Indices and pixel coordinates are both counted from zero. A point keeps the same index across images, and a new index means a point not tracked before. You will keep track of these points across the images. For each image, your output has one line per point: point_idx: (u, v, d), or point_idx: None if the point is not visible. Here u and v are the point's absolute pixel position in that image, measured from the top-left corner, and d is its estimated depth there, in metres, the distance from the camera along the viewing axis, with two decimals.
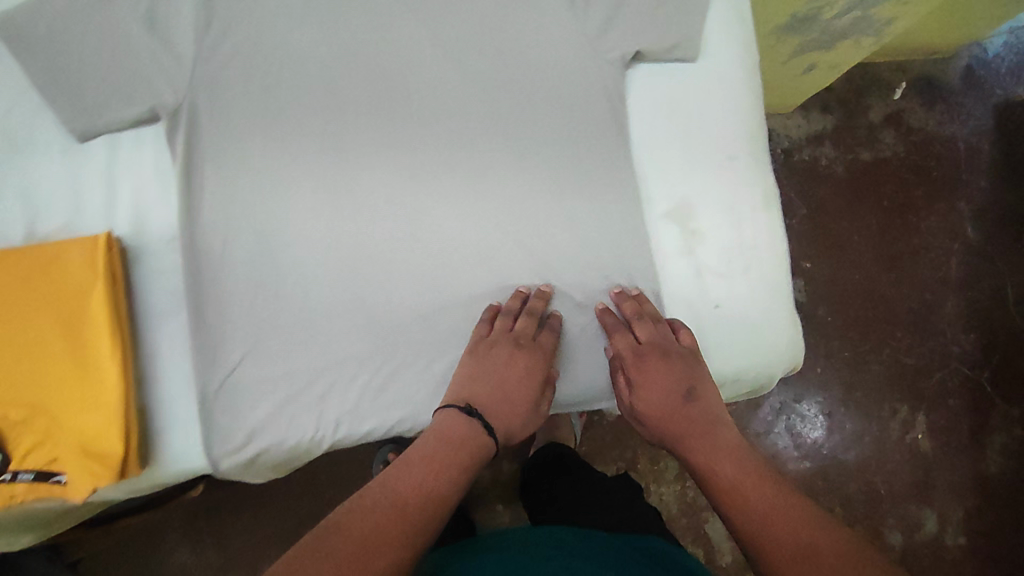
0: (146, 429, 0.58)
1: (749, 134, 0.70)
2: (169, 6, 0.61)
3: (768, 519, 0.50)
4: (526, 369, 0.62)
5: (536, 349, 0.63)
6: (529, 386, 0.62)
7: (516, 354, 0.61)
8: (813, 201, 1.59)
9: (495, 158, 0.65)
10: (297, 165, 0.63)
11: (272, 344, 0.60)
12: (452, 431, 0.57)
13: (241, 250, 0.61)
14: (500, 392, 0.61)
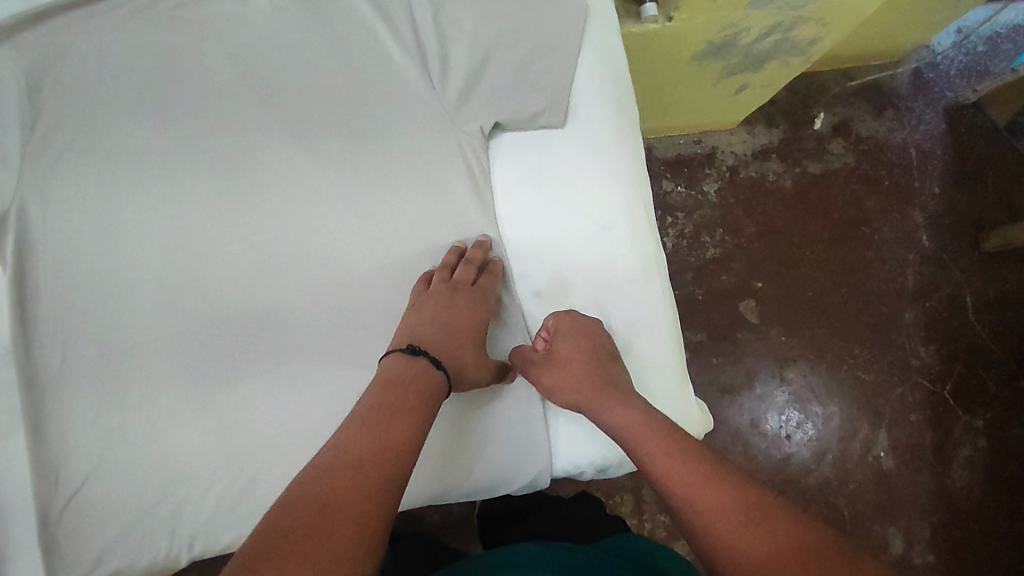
0: None
1: (624, 199, 0.67)
2: None
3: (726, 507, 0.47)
4: (470, 310, 0.61)
5: (478, 292, 0.62)
6: (470, 330, 0.61)
7: (455, 298, 0.61)
8: (762, 217, 1.55)
9: (352, 243, 0.63)
10: (146, 264, 0.61)
11: (117, 460, 0.58)
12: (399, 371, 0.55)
13: (85, 362, 0.60)
14: (444, 338, 0.59)
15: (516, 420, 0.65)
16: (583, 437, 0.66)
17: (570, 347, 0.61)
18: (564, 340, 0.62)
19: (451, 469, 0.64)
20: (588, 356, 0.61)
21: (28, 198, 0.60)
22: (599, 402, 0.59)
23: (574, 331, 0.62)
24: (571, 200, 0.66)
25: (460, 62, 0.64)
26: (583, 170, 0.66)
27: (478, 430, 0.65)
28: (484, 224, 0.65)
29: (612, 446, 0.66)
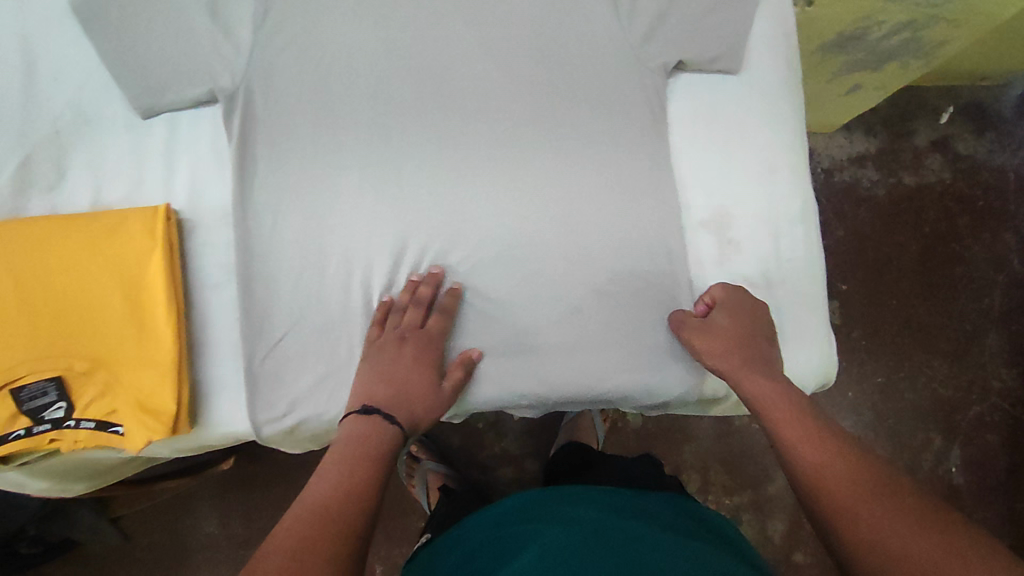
0: (195, 390, 0.63)
1: (789, 147, 0.71)
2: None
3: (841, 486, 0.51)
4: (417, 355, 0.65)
5: (424, 338, 0.66)
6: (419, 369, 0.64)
7: (404, 348, 0.65)
8: (852, 222, 1.57)
9: (535, 156, 0.69)
10: (350, 155, 0.67)
11: (315, 320, 0.66)
12: (356, 433, 0.59)
13: (292, 235, 0.66)
14: (399, 385, 0.64)
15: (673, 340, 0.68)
16: None
17: (729, 318, 0.65)
18: (726, 311, 0.65)
19: (604, 374, 0.67)
20: (743, 329, 0.64)
21: (255, 83, 0.67)
22: (744, 371, 0.63)
23: (732, 305, 0.66)
24: (740, 142, 0.70)
25: (650, 1, 0.69)
26: (753, 116, 0.71)
27: (641, 346, 0.68)
28: (655, 153, 0.69)
29: None
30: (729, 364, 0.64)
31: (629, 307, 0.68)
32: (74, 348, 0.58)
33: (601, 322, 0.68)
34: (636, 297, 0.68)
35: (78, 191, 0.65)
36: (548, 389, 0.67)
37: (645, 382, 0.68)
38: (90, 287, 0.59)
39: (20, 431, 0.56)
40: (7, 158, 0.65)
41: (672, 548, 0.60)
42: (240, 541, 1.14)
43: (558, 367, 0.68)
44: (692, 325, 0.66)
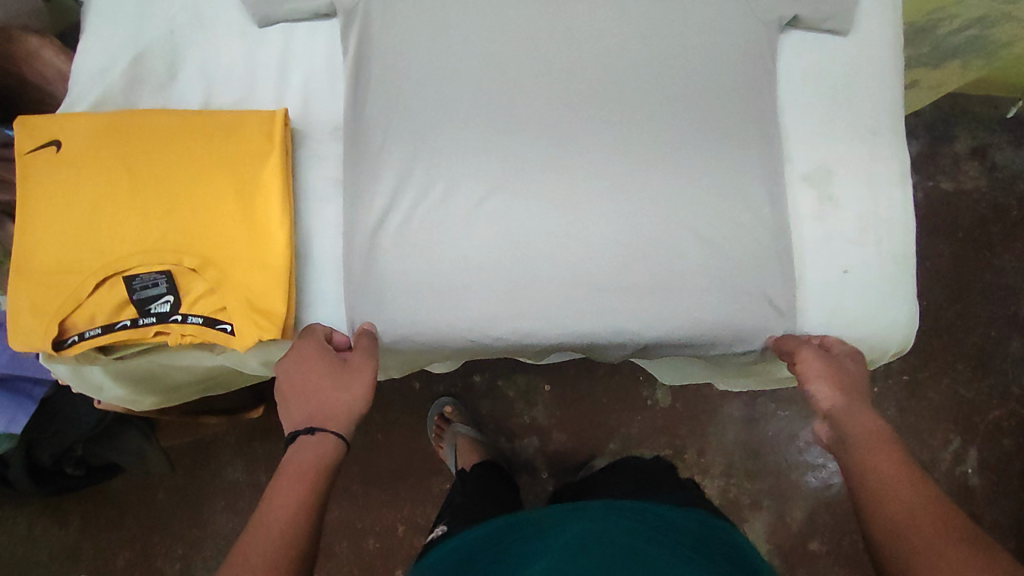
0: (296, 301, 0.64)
1: (891, 112, 0.71)
2: None
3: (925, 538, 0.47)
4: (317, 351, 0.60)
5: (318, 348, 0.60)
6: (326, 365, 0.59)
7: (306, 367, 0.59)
8: None
9: (645, 97, 0.68)
10: (460, 79, 0.66)
11: (418, 239, 0.65)
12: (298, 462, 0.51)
13: (399, 154, 0.65)
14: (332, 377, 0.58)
15: (773, 290, 0.68)
16: (831, 311, 0.69)
17: (850, 361, 0.65)
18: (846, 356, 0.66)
19: (698, 316, 0.67)
20: (860, 379, 0.64)
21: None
22: (846, 410, 0.61)
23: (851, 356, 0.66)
24: (845, 101, 0.71)
25: None
26: (858, 77, 0.71)
27: (739, 295, 0.67)
28: (762, 105, 0.69)
29: (855, 324, 0.69)
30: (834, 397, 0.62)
31: (732, 254, 0.67)
32: (186, 243, 0.57)
33: (704, 265, 0.67)
34: (743, 244, 0.67)
35: (188, 93, 0.65)
36: (644, 329, 0.67)
37: (740, 327, 0.68)
38: (204, 183, 0.58)
39: (126, 321, 0.56)
40: (121, 52, 0.64)
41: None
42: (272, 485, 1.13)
43: (656, 309, 0.67)
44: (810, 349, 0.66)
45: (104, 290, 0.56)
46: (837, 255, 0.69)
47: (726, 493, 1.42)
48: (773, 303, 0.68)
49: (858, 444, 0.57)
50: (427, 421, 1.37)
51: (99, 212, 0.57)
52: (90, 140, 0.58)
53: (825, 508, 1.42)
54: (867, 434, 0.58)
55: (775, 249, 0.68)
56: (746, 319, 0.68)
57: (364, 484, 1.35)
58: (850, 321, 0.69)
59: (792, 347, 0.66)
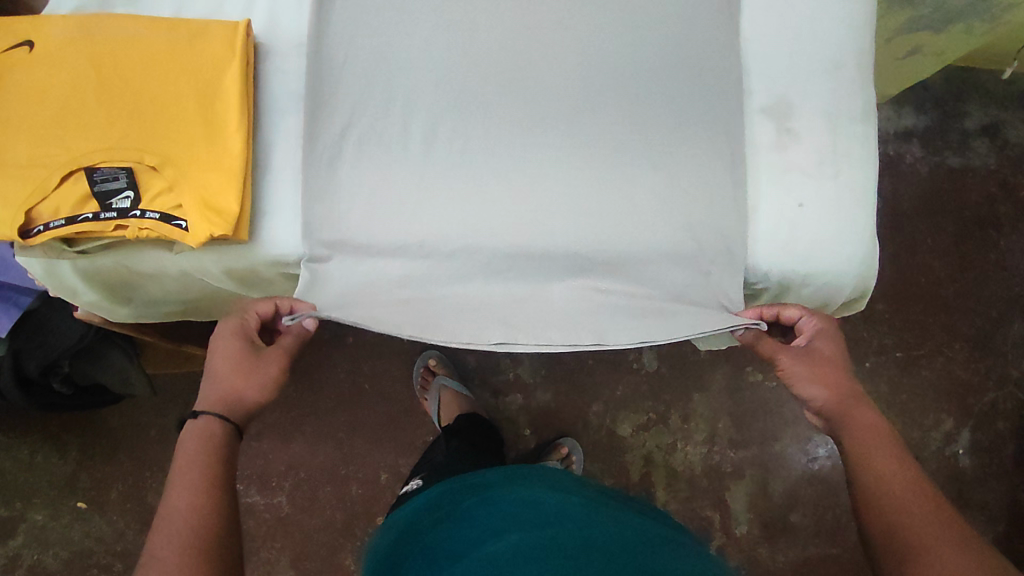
0: (254, 211, 0.66)
1: (858, 47, 0.70)
2: None
3: (893, 509, 0.55)
4: (243, 330, 0.67)
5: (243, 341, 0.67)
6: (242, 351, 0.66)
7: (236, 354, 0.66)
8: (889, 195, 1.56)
9: (605, 27, 0.69)
10: (425, 5, 0.69)
11: (374, 156, 0.67)
12: (207, 438, 0.60)
13: (364, 72, 0.67)
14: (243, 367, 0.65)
15: (724, 219, 0.68)
16: (784, 242, 0.69)
17: (825, 345, 0.69)
18: (820, 339, 0.70)
19: (644, 239, 0.67)
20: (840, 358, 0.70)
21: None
22: (851, 403, 0.65)
23: (825, 335, 0.71)
24: (810, 35, 0.71)
25: None
26: (825, 10, 0.71)
27: (691, 223, 0.68)
28: (727, 36, 0.70)
29: (809, 256, 0.69)
30: (827, 393, 0.67)
31: (686, 179, 0.68)
32: (147, 142, 0.60)
33: (656, 187, 0.67)
34: (696, 169, 0.68)
35: (160, 4, 0.67)
36: (594, 249, 0.67)
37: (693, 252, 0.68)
38: (167, 86, 0.61)
39: (87, 215, 0.59)
40: None
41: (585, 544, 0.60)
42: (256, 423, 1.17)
43: (607, 230, 0.67)
44: (786, 348, 0.70)
45: (67, 185, 0.59)
46: (791, 189, 0.69)
47: (710, 462, 1.39)
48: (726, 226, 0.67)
49: (851, 434, 0.63)
50: (415, 372, 1.37)
51: (68, 109, 0.60)
52: (62, 41, 0.61)
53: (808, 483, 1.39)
54: (864, 422, 0.63)
55: (730, 179, 0.68)
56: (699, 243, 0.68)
57: (349, 432, 1.35)
58: (804, 255, 0.69)
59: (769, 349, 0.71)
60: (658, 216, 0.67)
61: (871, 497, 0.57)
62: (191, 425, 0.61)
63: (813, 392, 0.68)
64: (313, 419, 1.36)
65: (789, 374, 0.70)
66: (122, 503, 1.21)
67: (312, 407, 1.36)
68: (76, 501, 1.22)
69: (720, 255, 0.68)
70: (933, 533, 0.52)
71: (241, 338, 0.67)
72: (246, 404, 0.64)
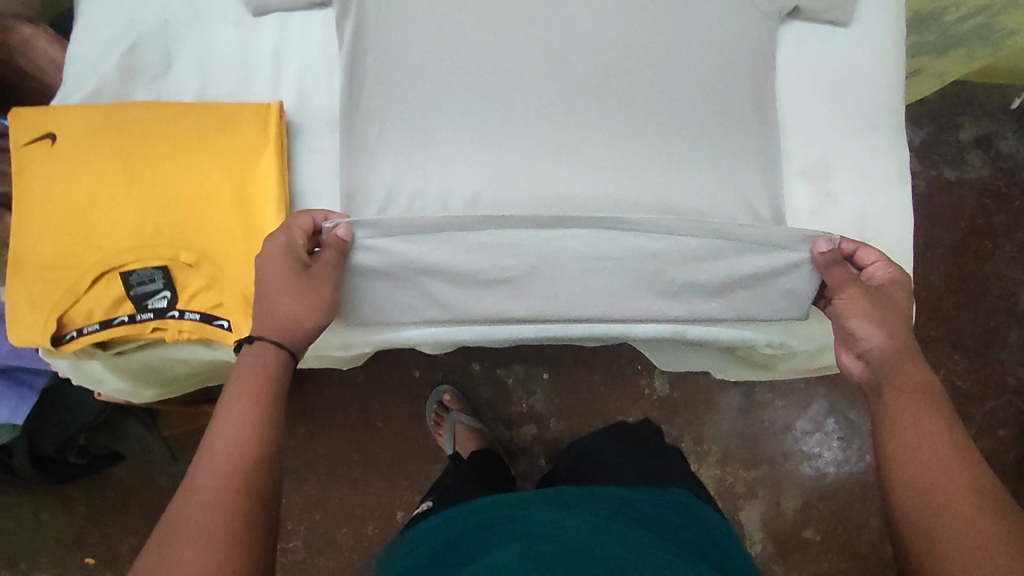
0: None
1: (891, 108, 0.71)
2: None
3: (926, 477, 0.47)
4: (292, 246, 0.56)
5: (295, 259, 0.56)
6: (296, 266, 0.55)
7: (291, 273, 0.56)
8: None
9: (640, 90, 0.67)
10: (459, 71, 0.66)
11: (412, 230, 0.63)
12: (263, 370, 0.52)
13: (401, 147, 0.65)
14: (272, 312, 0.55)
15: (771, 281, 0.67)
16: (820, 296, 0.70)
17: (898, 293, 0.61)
18: (892, 286, 0.62)
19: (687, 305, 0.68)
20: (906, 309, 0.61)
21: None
22: (903, 356, 0.56)
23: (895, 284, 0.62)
24: (844, 94, 0.71)
25: None
26: (858, 69, 0.71)
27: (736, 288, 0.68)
28: (766, 100, 0.69)
29: None
30: (884, 337, 0.58)
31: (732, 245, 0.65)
32: (182, 237, 0.57)
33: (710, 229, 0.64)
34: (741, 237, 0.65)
35: (183, 84, 0.63)
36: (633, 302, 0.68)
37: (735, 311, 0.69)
38: (200, 177, 0.58)
39: (123, 317, 0.56)
40: (115, 42, 0.62)
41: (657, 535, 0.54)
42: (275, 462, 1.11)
43: (641, 292, 0.67)
44: (856, 281, 0.62)
45: (99, 287, 0.56)
46: None
47: (722, 484, 1.35)
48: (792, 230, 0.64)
49: (893, 390, 0.54)
50: (428, 411, 1.32)
51: (96, 205, 0.57)
52: (85, 133, 0.58)
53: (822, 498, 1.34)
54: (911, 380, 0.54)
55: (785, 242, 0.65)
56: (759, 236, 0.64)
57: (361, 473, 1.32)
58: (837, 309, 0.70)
59: (836, 276, 0.62)
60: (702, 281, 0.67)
61: (904, 460, 0.49)
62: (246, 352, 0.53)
63: (868, 332, 0.59)
64: (324, 461, 1.32)
65: (846, 309, 0.61)
66: (134, 557, 1.13)
67: (322, 449, 1.33)
68: (82, 558, 1.14)
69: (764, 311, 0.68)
70: (947, 479, 0.46)
71: (292, 254, 0.56)
72: (305, 332, 0.56)
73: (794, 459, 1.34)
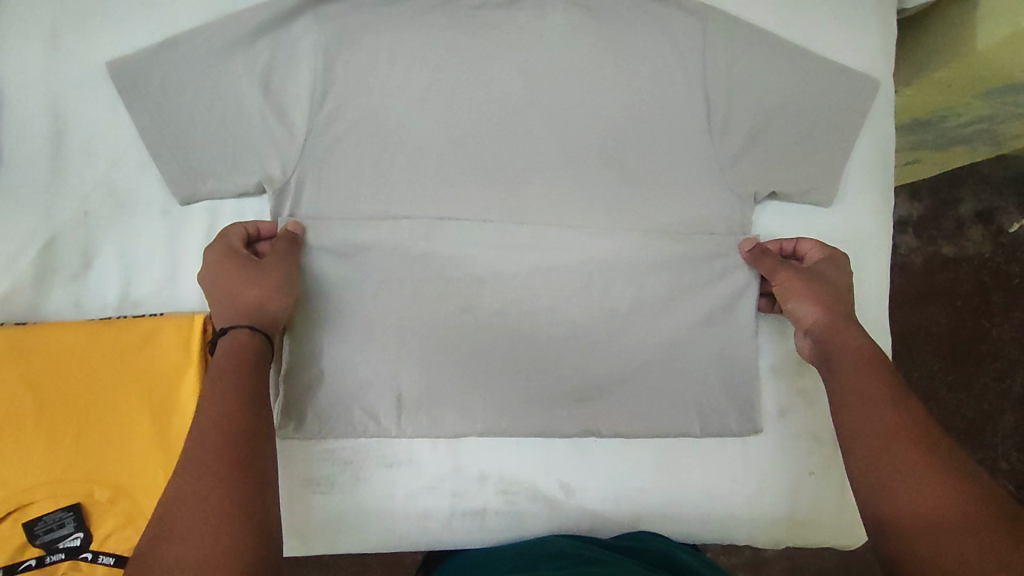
0: None
1: (875, 292, 0.68)
2: (287, 74, 0.60)
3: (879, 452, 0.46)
4: (233, 249, 0.55)
5: (238, 258, 0.54)
6: (238, 261, 0.54)
7: (239, 266, 0.53)
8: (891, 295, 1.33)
9: (602, 279, 0.63)
10: (407, 266, 0.61)
11: (361, 425, 0.60)
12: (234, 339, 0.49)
13: (350, 353, 0.60)
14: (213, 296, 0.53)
15: (724, 472, 0.65)
16: (793, 490, 0.66)
17: (829, 268, 0.60)
18: (826, 265, 0.60)
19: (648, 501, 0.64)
20: (843, 284, 0.59)
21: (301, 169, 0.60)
22: (839, 325, 0.56)
23: (830, 262, 0.61)
24: None
25: (741, 120, 0.64)
26: (843, 253, 0.68)
27: (694, 472, 0.64)
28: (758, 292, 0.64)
29: (818, 502, 0.66)
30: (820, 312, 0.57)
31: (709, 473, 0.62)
32: (96, 471, 0.53)
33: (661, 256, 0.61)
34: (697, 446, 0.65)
35: (104, 284, 0.59)
36: (603, 480, 0.63)
37: (697, 504, 0.64)
38: (117, 402, 0.54)
39: (31, 561, 0.52)
40: (29, 238, 0.58)
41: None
42: None
43: (602, 472, 0.63)
44: (788, 266, 0.60)
45: (4, 528, 0.52)
46: (802, 456, 0.66)
47: None
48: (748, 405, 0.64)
49: (837, 362, 0.53)
50: None
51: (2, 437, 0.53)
52: None
53: None
54: (852, 347, 0.54)
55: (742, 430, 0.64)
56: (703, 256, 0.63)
57: None
58: (805, 497, 0.66)
59: (768, 266, 0.61)
60: (658, 461, 0.64)
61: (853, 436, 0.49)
62: (222, 340, 0.49)
63: (804, 312, 0.57)
64: None
65: (787, 294, 0.59)
66: None
67: None
68: None
69: (725, 498, 0.65)
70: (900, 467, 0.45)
71: (237, 257, 0.54)
72: (273, 316, 0.52)
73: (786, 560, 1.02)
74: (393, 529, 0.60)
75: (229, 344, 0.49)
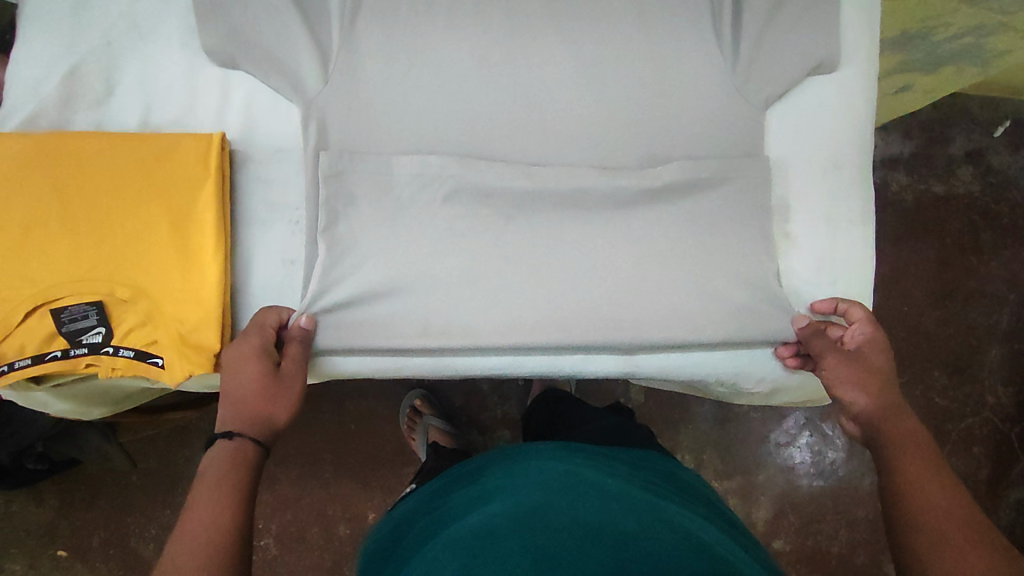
0: (235, 302, 0.63)
1: (861, 147, 0.70)
2: None
3: (935, 509, 0.47)
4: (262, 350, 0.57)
5: (265, 361, 0.56)
6: (263, 365, 0.56)
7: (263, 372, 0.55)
8: (885, 232, 1.24)
9: (595, 130, 0.67)
10: (412, 121, 0.65)
11: (375, 245, 0.63)
12: (228, 458, 0.51)
13: (360, 191, 0.63)
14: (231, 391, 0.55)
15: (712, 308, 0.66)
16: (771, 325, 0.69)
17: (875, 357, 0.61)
18: (871, 349, 0.61)
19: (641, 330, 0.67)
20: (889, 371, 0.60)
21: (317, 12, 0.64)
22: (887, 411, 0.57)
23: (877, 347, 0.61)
24: (812, 131, 0.70)
25: None
26: (832, 108, 0.70)
27: None
28: (749, 145, 0.68)
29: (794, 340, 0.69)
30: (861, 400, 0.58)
31: (696, 305, 0.66)
32: (115, 272, 0.56)
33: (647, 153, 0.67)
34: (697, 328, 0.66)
35: (126, 110, 0.62)
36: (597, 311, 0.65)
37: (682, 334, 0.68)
38: (135, 212, 0.57)
39: (56, 352, 0.56)
40: (55, 62, 0.61)
41: (637, 522, 0.45)
42: (282, 500, 1.06)
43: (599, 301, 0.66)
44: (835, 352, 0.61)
45: (32, 321, 0.55)
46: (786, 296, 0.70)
47: None
48: (732, 244, 0.67)
49: (886, 436, 0.55)
50: (401, 407, 1.08)
51: (30, 234, 0.55)
52: (14, 164, 0.56)
53: (792, 501, 1.13)
54: (895, 422, 0.56)
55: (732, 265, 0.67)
56: (696, 106, 0.67)
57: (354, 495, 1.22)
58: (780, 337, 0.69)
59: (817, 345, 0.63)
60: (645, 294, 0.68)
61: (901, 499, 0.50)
62: (217, 444, 0.52)
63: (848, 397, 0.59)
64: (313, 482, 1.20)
65: (830, 377, 0.61)
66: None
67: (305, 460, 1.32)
68: (8, 566, 0.98)
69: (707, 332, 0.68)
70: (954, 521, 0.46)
71: (263, 361, 0.56)
72: (274, 428, 0.55)
73: (776, 467, 1.14)
74: (397, 350, 0.63)
75: (232, 450, 0.52)
